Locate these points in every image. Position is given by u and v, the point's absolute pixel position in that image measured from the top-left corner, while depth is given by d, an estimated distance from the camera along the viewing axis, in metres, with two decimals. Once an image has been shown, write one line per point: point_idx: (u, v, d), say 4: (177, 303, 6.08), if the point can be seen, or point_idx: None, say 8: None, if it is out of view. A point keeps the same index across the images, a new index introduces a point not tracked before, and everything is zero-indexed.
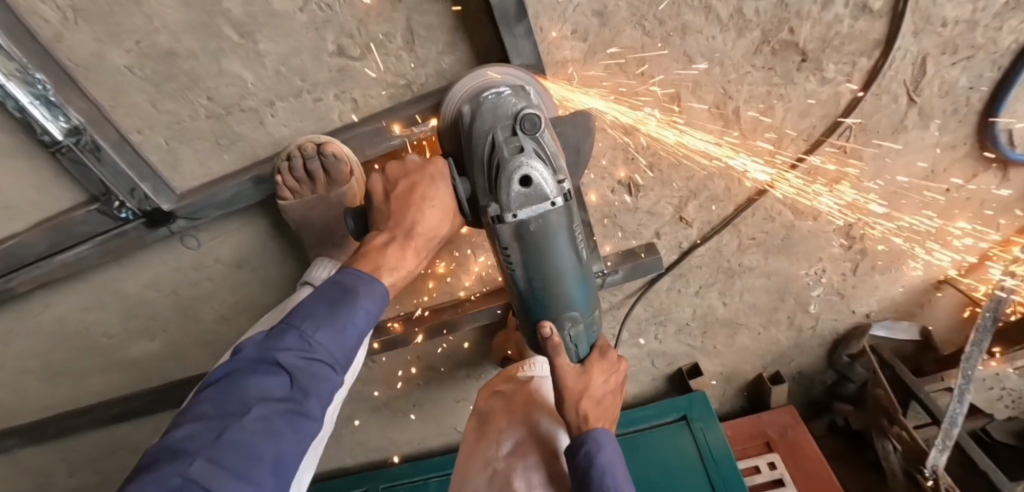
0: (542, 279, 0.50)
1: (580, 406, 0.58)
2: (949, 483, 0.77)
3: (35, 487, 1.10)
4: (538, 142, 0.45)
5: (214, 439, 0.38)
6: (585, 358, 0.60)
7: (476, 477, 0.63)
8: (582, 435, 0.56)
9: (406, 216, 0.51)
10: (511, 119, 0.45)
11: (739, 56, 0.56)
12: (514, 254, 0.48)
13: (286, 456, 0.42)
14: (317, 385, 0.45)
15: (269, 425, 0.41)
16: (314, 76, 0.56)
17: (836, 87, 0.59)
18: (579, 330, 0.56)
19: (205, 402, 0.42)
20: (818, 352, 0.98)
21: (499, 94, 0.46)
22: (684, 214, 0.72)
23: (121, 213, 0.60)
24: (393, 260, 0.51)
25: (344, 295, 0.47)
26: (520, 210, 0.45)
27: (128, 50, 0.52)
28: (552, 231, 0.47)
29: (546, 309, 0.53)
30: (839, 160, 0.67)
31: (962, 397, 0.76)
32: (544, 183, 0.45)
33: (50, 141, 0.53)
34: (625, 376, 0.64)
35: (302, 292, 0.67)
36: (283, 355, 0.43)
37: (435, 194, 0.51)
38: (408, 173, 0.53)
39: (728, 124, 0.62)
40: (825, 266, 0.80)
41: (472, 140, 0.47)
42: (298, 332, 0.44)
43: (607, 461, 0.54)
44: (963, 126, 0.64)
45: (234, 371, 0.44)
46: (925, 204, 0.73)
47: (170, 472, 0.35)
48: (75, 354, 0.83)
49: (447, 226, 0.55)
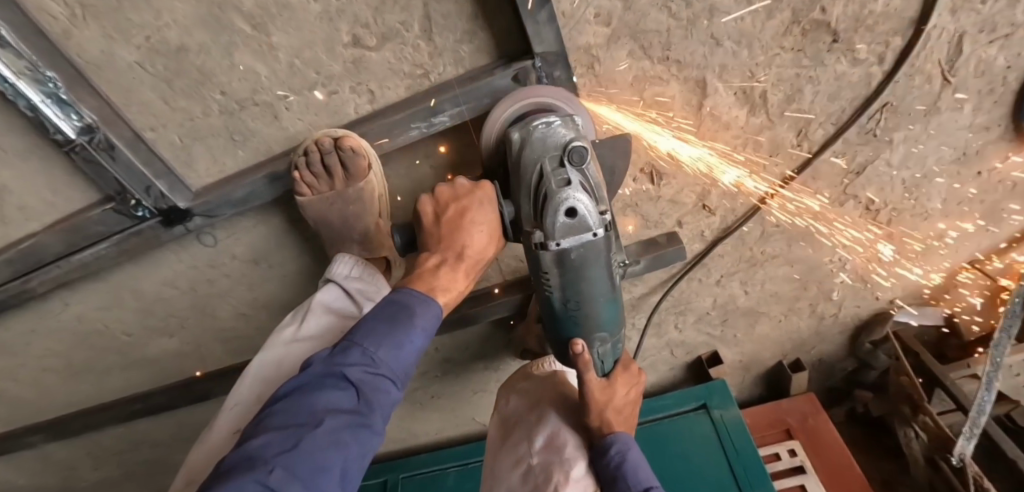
0: (578, 300, 0.49)
1: (602, 415, 0.58)
2: (977, 471, 0.76)
3: (63, 480, 1.12)
4: (584, 173, 0.43)
5: (287, 448, 0.39)
6: (609, 372, 0.60)
7: (508, 474, 0.61)
8: (608, 438, 0.56)
9: (456, 241, 0.49)
10: (560, 150, 0.43)
11: (767, 38, 0.54)
12: (553, 278, 0.47)
13: (351, 470, 0.42)
14: (381, 399, 0.45)
15: (338, 436, 0.41)
16: (329, 68, 0.54)
17: (868, 68, 0.57)
18: (607, 347, 0.56)
19: (276, 414, 0.42)
20: (838, 340, 0.97)
21: (549, 125, 0.43)
22: (707, 202, 0.70)
23: (137, 211, 0.59)
24: (444, 282, 0.50)
25: (402, 312, 0.47)
26: (564, 240, 0.43)
27: (138, 45, 0.51)
28: (593, 259, 0.46)
29: (578, 328, 0.52)
30: (870, 143, 0.65)
31: (990, 385, 0.75)
32: (588, 215, 0.43)
33: (64, 140, 0.52)
34: (644, 389, 0.63)
35: (329, 289, 0.69)
36: (348, 370, 0.43)
37: (483, 219, 0.49)
38: (457, 197, 0.50)
39: (755, 108, 0.60)
40: (850, 253, 0.79)
41: (519, 167, 0.44)
42: (362, 347, 0.45)
43: (637, 460, 0.55)
44: (998, 107, 0.61)
45: (300, 384, 0.44)
46: (955, 188, 0.71)
47: (251, 478, 0.36)
48: (97, 351, 0.84)
49: (494, 249, 0.53)
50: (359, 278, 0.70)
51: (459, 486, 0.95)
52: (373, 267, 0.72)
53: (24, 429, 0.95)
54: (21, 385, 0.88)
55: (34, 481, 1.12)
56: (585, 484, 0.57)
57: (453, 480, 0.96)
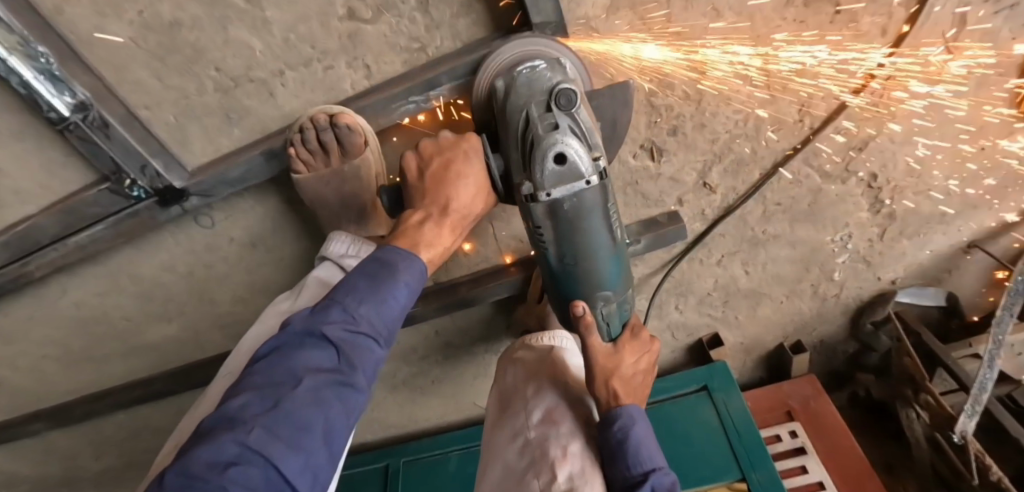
0: (576, 256, 0.48)
1: (608, 384, 0.57)
2: (979, 448, 0.75)
3: (67, 468, 1.13)
4: (574, 118, 0.43)
5: (267, 407, 0.39)
6: (616, 338, 0.60)
7: (504, 447, 0.61)
8: (614, 410, 0.56)
9: (440, 194, 0.50)
10: (546, 95, 0.43)
11: (769, 10, 0.53)
12: (547, 232, 0.47)
13: (337, 428, 0.42)
14: (363, 357, 0.45)
15: (320, 394, 0.41)
16: (324, 43, 0.53)
17: (871, 41, 0.56)
18: (610, 309, 0.56)
19: (258, 374, 0.42)
20: (840, 321, 0.97)
21: (534, 69, 0.45)
22: (707, 180, 0.70)
23: (132, 192, 0.59)
24: (429, 237, 0.50)
25: (383, 270, 0.47)
26: (554, 189, 0.43)
27: (131, 20, 0.50)
28: (587, 210, 0.45)
29: (578, 287, 0.52)
30: (874, 117, 0.63)
31: (993, 362, 0.74)
32: (579, 160, 0.42)
33: (58, 119, 0.51)
34: (658, 356, 0.62)
35: (324, 267, 0.68)
36: (329, 327, 0.43)
37: (469, 171, 0.49)
38: (441, 150, 0.50)
39: (757, 83, 0.59)
40: (851, 232, 0.79)
41: (506, 115, 0.45)
42: (342, 305, 0.45)
43: (640, 437, 0.54)
44: (1002, 81, 0.60)
45: (281, 345, 0.44)
46: (959, 166, 0.70)
47: (231, 437, 0.36)
48: (97, 337, 0.84)
49: (482, 205, 0.53)
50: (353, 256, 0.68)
51: (460, 471, 0.95)
52: (366, 242, 0.70)
53: (25, 417, 0.96)
54: (22, 372, 0.87)
55: (37, 470, 1.12)
56: (584, 459, 0.57)
57: (454, 464, 0.96)
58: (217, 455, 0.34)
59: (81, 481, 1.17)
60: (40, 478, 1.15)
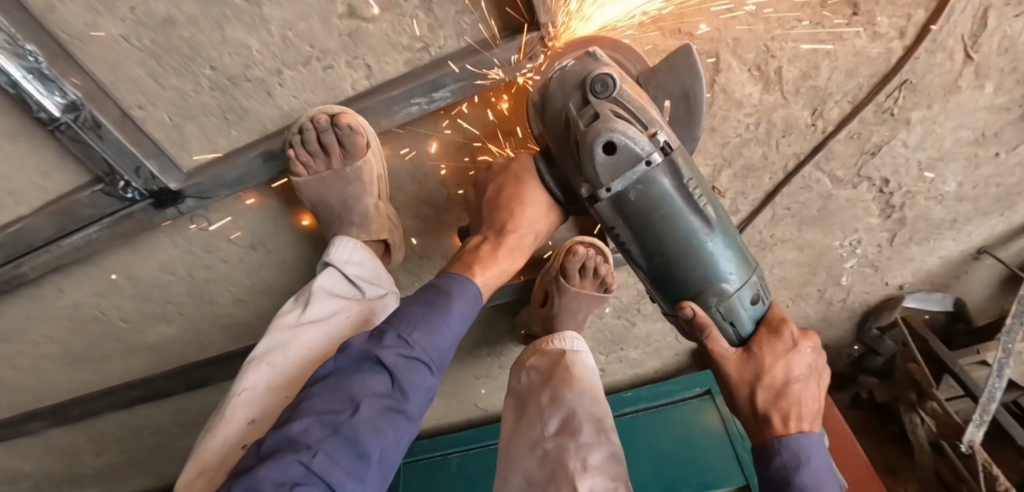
0: (661, 249, 0.49)
1: (750, 391, 0.55)
2: (987, 459, 0.75)
3: (67, 466, 1.12)
4: (615, 101, 0.45)
5: (328, 433, 0.44)
6: (749, 338, 0.56)
7: (524, 455, 0.61)
8: (778, 441, 0.51)
9: (496, 217, 0.57)
10: (580, 88, 0.46)
11: (784, 10, 0.51)
12: (622, 231, 0.50)
13: (388, 451, 0.48)
14: (416, 382, 0.50)
15: (376, 419, 0.46)
16: (324, 42, 0.52)
17: (888, 43, 0.54)
18: (728, 306, 0.52)
19: (315, 397, 0.47)
20: (846, 325, 0.96)
21: (563, 68, 0.47)
22: (716, 184, 0.69)
23: (127, 194, 0.57)
24: (484, 258, 0.57)
25: (439, 297, 0.53)
26: (612, 182, 0.46)
27: (123, 17, 0.48)
28: (658, 195, 0.46)
29: (681, 287, 0.52)
30: (886, 123, 0.62)
31: (1001, 371, 0.72)
32: (633, 143, 0.44)
33: (48, 119, 0.50)
34: (806, 354, 0.55)
35: (327, 272, 0.66)
36: (384, 354, 0.48)
37: (523, 193, 0.56)
38: (494, 176, 0.58)
39: (770, 85, 0.57)
40: (860, 237, 0.77)
41: (548, 123, 0.49)
42: (398, 331, 0.50)
43: (812, 476, 0.49)
44: (1020, 86, 0.58)
45: (343, 367, 0.49)
46: (971, 171, 0.68)
47: (297, 458, 0.42)
48: (95, 338, 0.82)
49: (541, 224, 0.59)
50: (356, 262, 0.68)
51: (460, 472, 0.95)
52: (366, 248, 0.69)
53: (24, 417, 0.95)
54: (20, 373, 0.86)
55: (39, 468, 1.12)
56: (605, 469, 0.58)
57: (455, 466, 0.96)
58: (283, 476, 0.40)
59: (83, 477, 1.17)
60: (42, 475, 1.14)
